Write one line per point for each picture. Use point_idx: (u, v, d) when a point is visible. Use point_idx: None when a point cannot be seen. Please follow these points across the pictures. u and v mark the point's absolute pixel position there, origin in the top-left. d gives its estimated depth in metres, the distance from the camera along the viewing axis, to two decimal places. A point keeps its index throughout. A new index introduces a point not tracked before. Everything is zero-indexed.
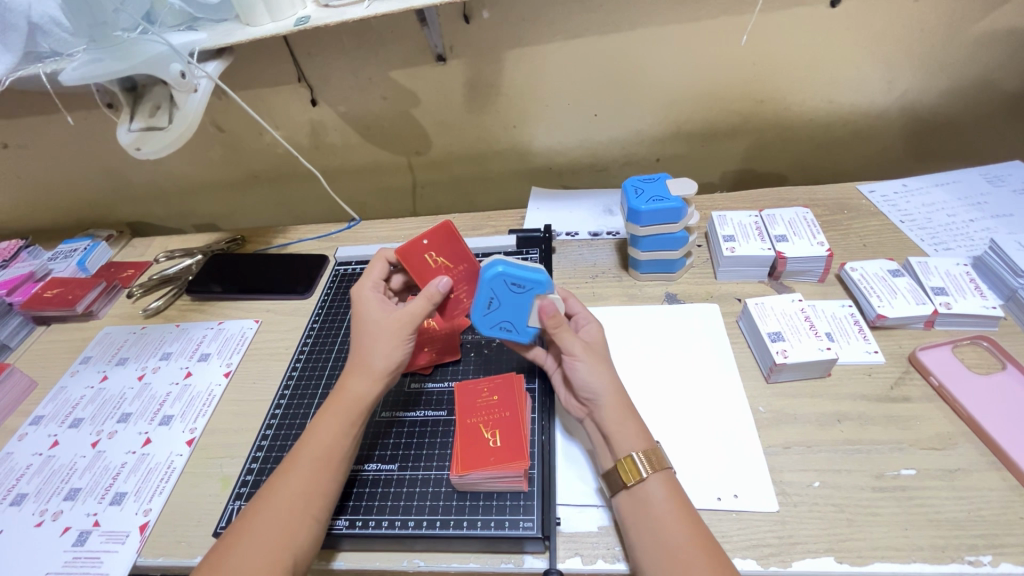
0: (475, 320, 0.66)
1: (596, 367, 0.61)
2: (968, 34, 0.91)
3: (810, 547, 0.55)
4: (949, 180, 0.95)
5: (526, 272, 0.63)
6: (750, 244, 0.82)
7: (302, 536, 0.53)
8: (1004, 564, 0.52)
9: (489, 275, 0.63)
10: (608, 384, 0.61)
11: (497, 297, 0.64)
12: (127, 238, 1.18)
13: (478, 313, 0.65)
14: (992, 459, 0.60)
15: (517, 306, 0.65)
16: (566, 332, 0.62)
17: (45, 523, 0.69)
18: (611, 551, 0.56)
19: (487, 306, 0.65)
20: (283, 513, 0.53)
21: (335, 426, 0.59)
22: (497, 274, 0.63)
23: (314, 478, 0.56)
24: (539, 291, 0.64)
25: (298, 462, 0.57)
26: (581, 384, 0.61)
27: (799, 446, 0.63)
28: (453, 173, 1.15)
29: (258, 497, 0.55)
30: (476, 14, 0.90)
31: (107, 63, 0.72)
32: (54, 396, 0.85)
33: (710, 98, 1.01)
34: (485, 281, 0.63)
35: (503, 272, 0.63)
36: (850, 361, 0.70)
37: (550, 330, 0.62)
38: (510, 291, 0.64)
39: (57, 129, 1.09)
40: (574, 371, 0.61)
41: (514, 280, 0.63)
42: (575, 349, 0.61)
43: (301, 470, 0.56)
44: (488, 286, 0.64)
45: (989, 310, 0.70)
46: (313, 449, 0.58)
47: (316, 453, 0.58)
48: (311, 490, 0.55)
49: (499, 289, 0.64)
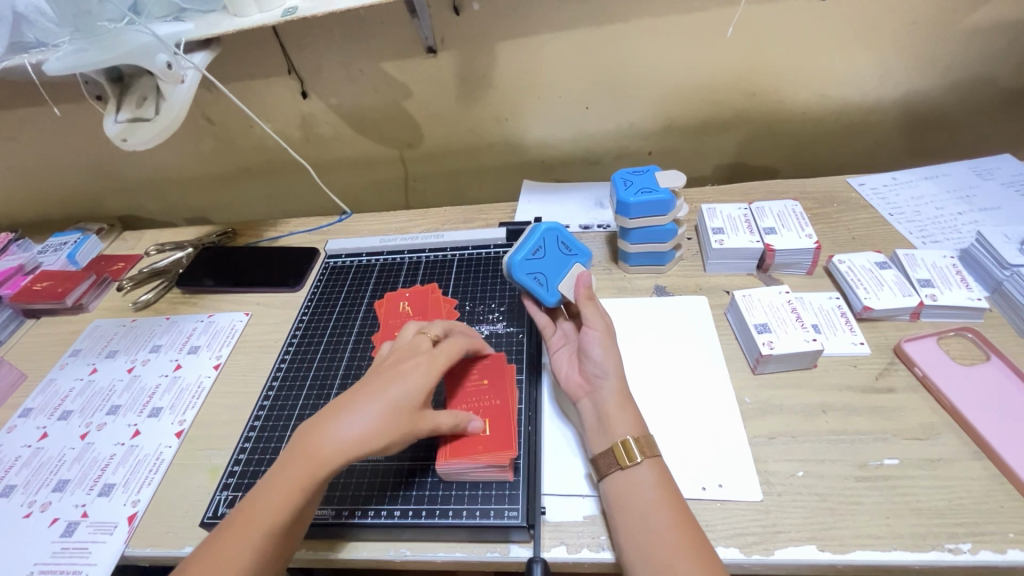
0: (513, 263, 0.68)
1: (608, 347, 0.63)
2: (958, 26, 0.91)
3: (792, 535, 0.55)
4: (939, 173, 0.95)
5: (575, 241, 0.73)
6: (739, 236, 0.82)
7: (242, 551, 0.50)
8: (983, 552, 0.52)
9: (543, 228, 0.72)
10: (616, 368, 0.62)
11: (545, 248, 0.71)
12: (117, 231, 1.18)
13: (522, 254, 0.69)
14: (974, 449, 0.60)
15: (557, 264, 0.70)
16: (593, 306, 0.66)
17: (33, 514, 0.69)
18: (596, 540, 0.57)
19: (533, 253, 0.70)
20: (231, 533, 0.51)
21: (261, 436, 0.55)
22: (551, 231, 0.72)
23: (252, 490, 0.53)
24: (579, 260, 0.72)
25: (246, 475, 0.54)
26: (594, 360, 0.62)
27: (784, 436, 0.63)
28: (444, 166, 1.15)
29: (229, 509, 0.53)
30: (466, 5, 0.90)
31: (92, 54, 0.71)
32: (43, 388, 0.85)
33: (701, 91, 1.00)
34: (540, 232, 0.72)
35: (556, 231, 0.73)
36: (836, 353, 0.70)
37: (583, 295, 0.67)
38: (558, 249, 0.72)
39: (46, 121, 1.08)
40: (590, 346, 0.63)
41: (564, 241, 0.72)
42: (598, 324, 0.64)
43: (284, 482, 0.53)
44: (540, 237, 0.71)
45: (974, 302, 0.71)
46: (251, 462, 0.55)
47: (253, 466, 0.54)
48: (251, 504, 0.52)
49: (548, 242, 0.71)
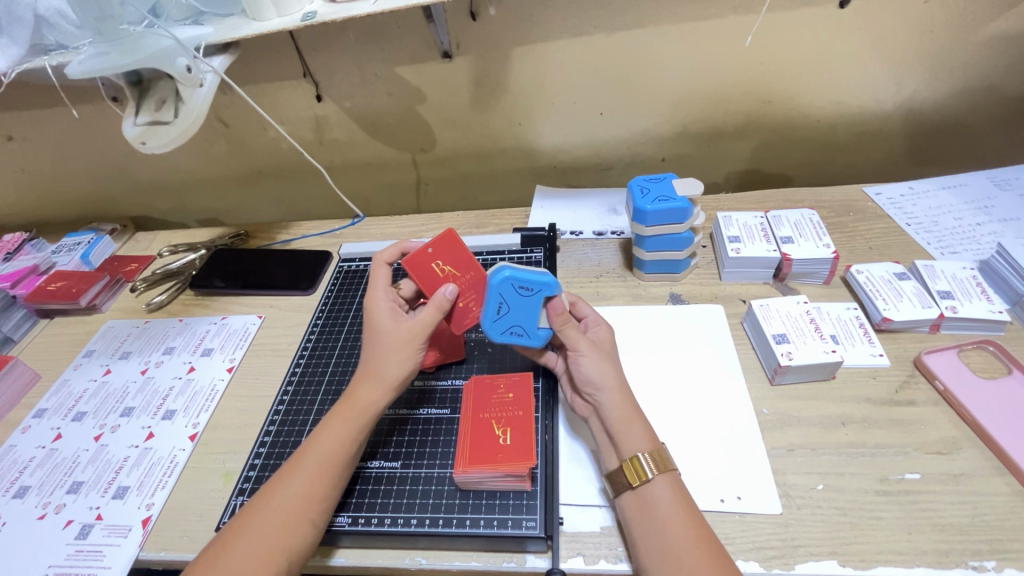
0: (485, 326, 0.66)
1: (600, 362, 0.62)
2: (978, 36, 0.90)
3: (813, 550, 0.54)
4: (956, 183, 0.95)
5: (534, 275, 0.64)
6: (756, 245, 0.82)
7: (299, 540, 0.53)
8: (1008, 570, 0.52)
9: (494, 280, 0.64)
10: (612, 382, 0.61)
11: (506, 301, 0.64)
12: (130, 232, 1.18)
13: (488, 318, 0.65)
14: (997, 464, 0.59)
15: (527, 309, 0.65)
16: (571, 329, 0.64)
17: (47, 516, 0.69)
18: (614, 552, 0.56)
19: (497, 311, 0.65)
20: (280, 517, 0.53)
21: (341, 432, 0.59)
22: (504, 278, 0.63)
23: (316, 484, 0.56)
24: (548, 293, 0.64)
25: (302, 462, 0.57)
26: (585, 379, 0.62)
27: (803, 448, 0.63)
28: (457, 170, 1.15)
29: (259, 496, 0.55)
30: (483, 11, 0.90)
31: (112, 57, 0.71)
32: (57, 389, 0.85)
33: (717, 98, 1.00)
34: (493, 287, 0.64)
35: (510, 277, 0.63)
36: (855, 364, 0.70)
37: (557, 326, 0.65)
38: (518, 294, 0.64)
39: (61, 121, 1.09)
40: (579, 366, 0.63)
41: (522, 283, 0.64)
42: (579, 346, 0.63)
43: (302, 473, 0.56)
44: (496, 292, 0.64)
45: (996, 314, 0.70)
46: (319, 453, 0.58)
47: (323, 458, 0.57)
48: (309, 494, 0.55)
49: (508, 294, 0.64)
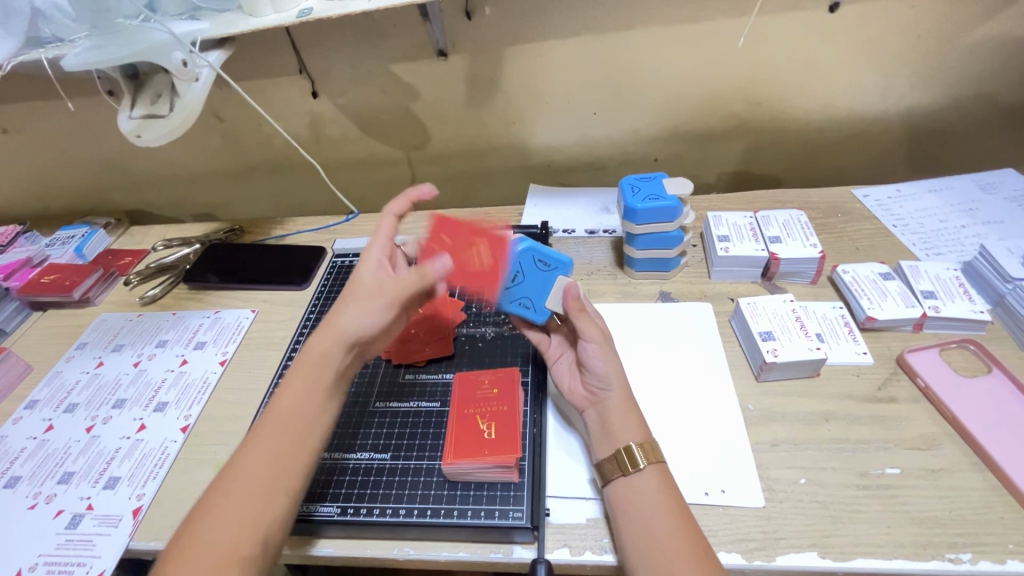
0: (498, 295, 0.70)
1: (609, 355, 0.63)
2: (965, 42, 0.92)
3: (794, 542, 0.55)
4: (942, 186, 0.96)
5: (552, 252, 0.68)
6: (744, 244, 0.83)
7: (274, 512, 0.51)
8: (983, 562, 0.53)
9: (517, 250, 0.68)
10: (618, 375, 0.62)
11: (523, 271, 0.68)
12: (125, 226, 1.18)
13: (503, 285, 0.69)
14: (976, 460, 0.61)
15: (541, 282, 0.69)
16: (585, 317, 0.64)
17: (38, 506, 0.69)
18: (599, 543, 0.57)
19: (511, 279, 0.69)
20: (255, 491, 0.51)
21: (300, 392, 0.56)
22: (528, 248, 0.68)
23: (289, 450, 0.54)
24: (561, 272, 0.68)
25: (264, 430, 0.54)
26: (594, 371, 0.62)
27: (787, 443, 0.64)
28: (451, 169, 1.16)
29: (225, 472, 0.52)
30: (478, 10, 0.91)
31: (109, 50, 0.72)
32: (49, 380, 0.85)
33: (708, 99, 1.01)
34: (515, 254, 0.68)
35: (530, 249, 0.68)
36: (839, 362, 0.71)
37: (572, 312, 0.65)
38: (537, 267, 0.68)
39: (57, 115, 1.09)
40: (590, 357, 0.63)
41: (542, 257, 0.68)
42: (592, 335, 0.63)
43: (273, 440, 0.54)
44: (516, 261, 0.68)
45: (977, 314, 0.71)
46: (279, 416, 0.55)
47: (282, 419, 0.55)
48: (276, 460, 0.53)
49: (526, 265, 0.68)
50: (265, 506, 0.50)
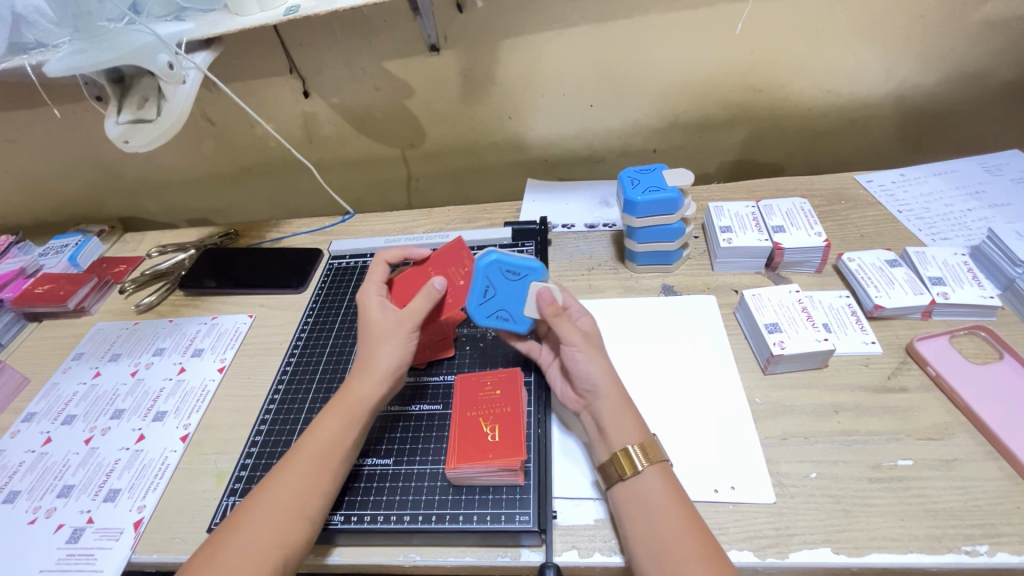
0: (472, 312, 0.66)
1: (594, 357, 0.61)
2: (967, 23, 0.90)
3: (807, 538, 0.54)
4: (947, 169, 0.95)
5: (519, 260, 0.65)
6: (747, 235, 0.81)
7: (295, 537, 0.52)
8: (1001, 554, 0.52)
9: (482, 263, 0.64)
10: (605, 376, 0.60)
11: (493, 284, 0.65)
12: (119, 233, 1.17)
13: (475, 301, 0.66)
14: (989, 449, 0.59)
15: (514, 293, 0.66)
16: (564, 321, 0.62)
17: (38, 520, 0.68)
18: (608, 544, 0.56)
19: (483, 295, 0.66)
20: (276, 515, 0.53)
21: (337, 427, 0.59)
22: (492, 262, 0.64)
23: (313, 477, 0.56)
24: (535, 278, 0.65)
25: (298, 460, 0.57)
26: (580, 374, 0.61)
27: (796, 437, 0.63)
28: (447, 166, 1.14)
29: (253, 495, 0.55)
30: (470, 2, 0.89)
31: (92, 54, 0.70)
32: (46, 392, 0.84)
33: (707, 88, 0.99)
34: (481, 269, 0.65)
35: (497, 260, 0.64)
36: (847, 352, 0.70)
37: (549, 318, 0.62)
38: (505, 278, 0.65)
39: (46, 122, 1.07)
40: (573, 361, 0.61)
41: (509, 267, 0.65)
42: (573, 338, 0.61)
43: (300, 467, 0.56)
44: (482, 275, 0.65)
45: (988, 299, 0.70)
46: (314, 446, 0.58)
47: (314, 452, 0.57)
48: (305, 489, 0.55)
49: (494, 277, 0.65)
50: (289, 533, 0.52)
